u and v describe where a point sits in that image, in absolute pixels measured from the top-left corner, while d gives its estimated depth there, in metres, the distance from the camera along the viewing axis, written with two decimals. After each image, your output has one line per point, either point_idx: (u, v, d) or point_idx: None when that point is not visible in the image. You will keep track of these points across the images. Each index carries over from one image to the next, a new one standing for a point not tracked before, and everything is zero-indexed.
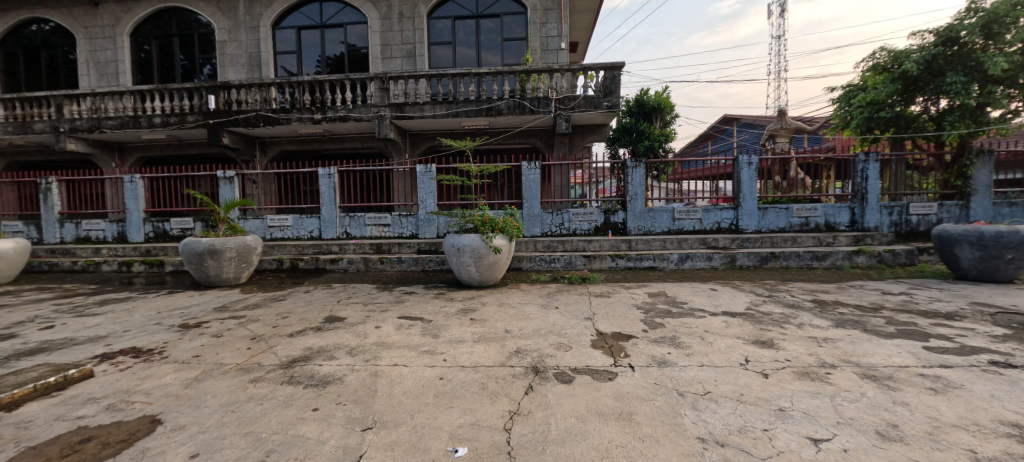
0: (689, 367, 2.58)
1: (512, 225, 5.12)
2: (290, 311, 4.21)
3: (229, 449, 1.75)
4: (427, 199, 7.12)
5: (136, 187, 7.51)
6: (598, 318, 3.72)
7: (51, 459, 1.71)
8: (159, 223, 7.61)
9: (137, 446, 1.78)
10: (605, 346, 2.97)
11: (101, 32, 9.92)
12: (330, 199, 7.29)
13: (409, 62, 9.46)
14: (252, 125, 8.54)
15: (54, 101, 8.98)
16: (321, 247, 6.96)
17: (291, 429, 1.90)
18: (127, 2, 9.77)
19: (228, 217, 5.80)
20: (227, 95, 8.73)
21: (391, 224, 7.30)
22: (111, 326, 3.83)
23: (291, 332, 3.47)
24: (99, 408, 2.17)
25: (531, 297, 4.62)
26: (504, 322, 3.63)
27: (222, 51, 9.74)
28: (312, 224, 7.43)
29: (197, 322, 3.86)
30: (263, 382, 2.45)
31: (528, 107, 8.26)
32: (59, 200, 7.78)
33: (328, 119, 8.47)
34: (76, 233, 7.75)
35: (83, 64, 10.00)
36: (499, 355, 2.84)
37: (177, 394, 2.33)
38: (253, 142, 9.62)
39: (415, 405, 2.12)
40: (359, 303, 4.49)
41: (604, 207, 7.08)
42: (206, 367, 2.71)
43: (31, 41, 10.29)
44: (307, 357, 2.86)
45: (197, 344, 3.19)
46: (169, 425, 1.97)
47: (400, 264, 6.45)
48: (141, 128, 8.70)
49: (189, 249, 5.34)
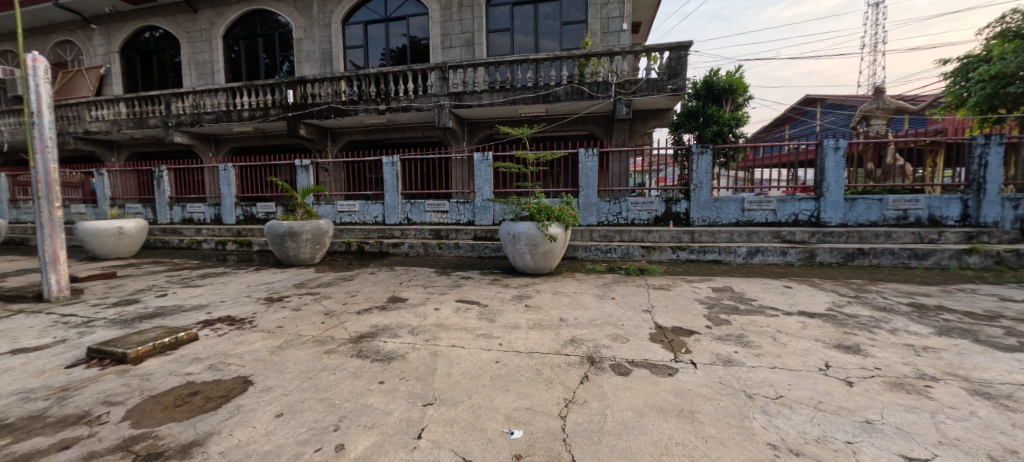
0: (759, 368, 2.41)
1: (569, 213, 5.08)
2: (357, 289, 4.53)
3: (307, 412, 1.93)
4: (483, 187, 7.23)
5: (229, 174, 8.37)
6: (657, 311, 3.59)
7: (167, 408, 1.98)
8: (248, 207, 8.46)
9: (233, 402, 2.02)
10: (666, 340, 2.87)
11: (199, 36, 11.08)
12: (393, 186, 7.63)
13: (468, 51, 9.57)
14: (325, 117, 9.13)
15: (165, 99, 10.22)
16: (385, 232, 7.37)
17: (361, 399, 2.05)
18: (221, 8, 10.83)
19: (304, 202, 6.28)
20: (303, 89, 9.40)
21: (449, 210, 7.52)
22: (210, 297, 4.36)
23: (359, 310, 3.72)
24: (203, 367, 2.48)
25: (587, 287, 4.56)
26: (560, 310, 3.62)
27: (299, 48, 10.51)
28: (377, 210, 7.86)
29: (279, 296, 4.28)
30: (336, 354, 2.66)
31: (587, 92, 8.03)
32: (169, 185, 8.90)
33: (392, 110, 8.82)
34: (182, 214, 8.84)
35: (186, 65, 11.26)
36: (554, 343, 2.84)
37: (264, 359, 2.60)
38: (326, 132, 10.33)
39: (473, 386, 2.19)
40: (420, 285, 4.72)
41: (666, 196, 6.75)
42: (288, 338, 2.99)
43: (145, 46, 11.72)
44: (373, 333, 3.06)
45: (280, 316, 3.54)
46: (258, 386, 2.21)
47: (457, 250, 6.67)
48: (233, 121, 9.64)
49: (272, 232, 5.88)
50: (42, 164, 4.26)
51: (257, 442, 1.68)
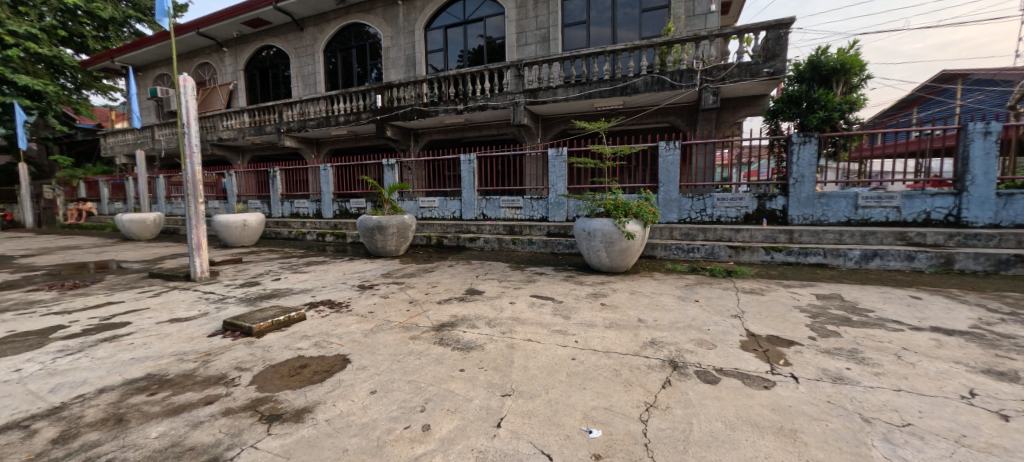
0: (879, 389, 2.10)
1: (648, 210, 4.86)
2: (438, 281, 4.78)
3: (396, 392, 2.08)
4: (557, 183, 7.18)
5: (328, 173, 9.31)
6: (748, 317, 3.29)
7: (284, 376, 2.28)
8: (343, 203, 9.34)
9: (335, 377, 2.26)
10: (759, 350, 2.62)
11: (305, 51, 12.44)
12: (470, 183, 7.90)
13: (543, 47, 9.54)
14: (409, 119, 9.72)
15: (278, 109, 11.66)
16: (462, 227, 7.67)
17: (443, 384, 2.16)
18: (322, 24, 12.04)
19: (390, 198, 6.78)
20: (390, 93, 10.11)
21: (523, 206, 7.60)
22: (314, 282, 4.91)
23: (440, 299, 3.94)
24: (310, 343, 2.81)
25: (666, 288, 4.32)
26: (637, 311, 3.48)
27: (387, 56, 11.31)
28: (455, 206, 8.20)
29: (370, 284, 4.68)
30: (420, 340, 2.84)
31: (668, 82, 7.57)
32: (281, 184, 10.15)
33: (469, 109, 9.11)
34: (291, 209, 10.05)
35: (294, 78, 12.71)
36: (632, 344, 2.74)
37: (359, 340, 2.86)
38: (409, 133, 10.99)
39: (549, 381, 2.20)
40: (495, 279, 4.85)
41: (758, 192, 6.14)
42: (379, 322, 3.26)
43: (263, 63, 13.45)
44: (453, 323, 3.21)
45: (371, 302, 3.87)
46: (355, 364, 2.44)
47: (531, 246, 6.73)
48: (331, 125, 10.69)
49: (363, 225, 6.43)
50: (189, 167, 5.11)
51: (356, 414, 1.85)
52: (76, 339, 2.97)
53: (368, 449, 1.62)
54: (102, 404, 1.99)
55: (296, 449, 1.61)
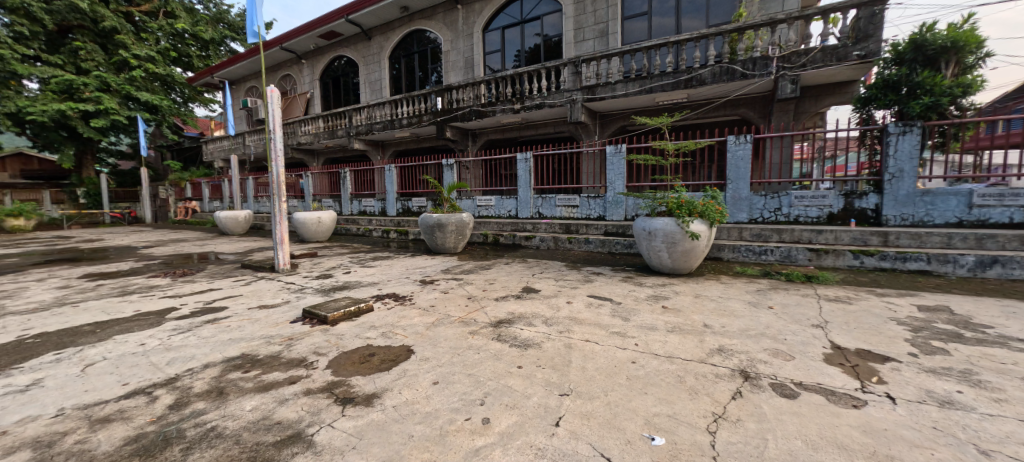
0: (1000, 418, 1.80)
1: (714, 209, 4.57)
2: (495, 278, 4.86)
3: (457, 384, 2.15)
4: (615, 181, 6.97)
5: (392, 173, 9.80)
6: (832, 327, 2.99)
7: (356, 363, 2.45)
8: (405, 202, 9.80)
9: (400, 366, 2.38)
10: (846, 364, 2.36)
11: (372, 59, 13.21)
12: (526, 182, 7.92)
13: (602, 42, 9.32)
14: (467, 119, 9.95)
15: (349, 114, 12.49)
16: (518, 226, 7.72)
17: (502, 379, 2.20)
18: (387, 32, 12.70)
19: (449, 197, 7.00)
20: (450, 95, 10.43)
21: (580, 205, 7.49)
22: (380, 276, 5.21)
23: (497, 296, 4.00)
24: (378, 333, 2.99)
25: (735, 292, 4.04)
26: (703, 315, 3.29)
27: (447, 59, 11.68)
28: (511, 204, 8.26)
29: (431, 279, 4.87)
30: (478, 335, 2.91)
31: (739, 71, 7.05)
32: (350, 183, 10.87)
33: (526, 108, 9.13)
34: (359, 207, 10.73)
35: (363, 84, 13.54)
36: (697, 350, 2.60)
37: (422, 332, 2.99)
38: (467, 133, 11.25)
39: (609, 383, 2.15)
40: (552, 278, 4.83)
41: (845, 189, 5.52)
42: (439, 316, 3.39)
43: (335, 72, 14.48)
44: (510, 320, 3.25)
45: (433, 296, 4.03)
46: (418, 355, 2.55)
47: (587, 245, 6.62)
48: (395, 128, 11.25)
49: (424, 223, 6.70)
50: (275, 169, 5.65)
51: (420, 403, 1.94)
52: (185, 320, 3.41)
53: (432, 437, 1.68)
54: (207, 378, 2.26)
55: (367, 431, 1.72)
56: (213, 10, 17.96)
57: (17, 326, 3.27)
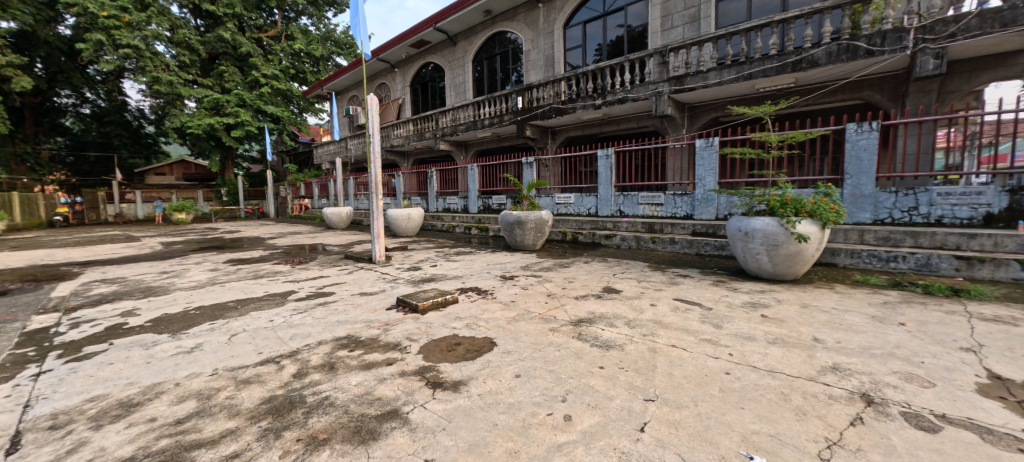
0: None
1: (828, 208, 4.01)
2: (574, 276, 4.82)
3: (538, 379, 2.18)
4: (706, 177, 6.46)
5: (474, 172, 10.18)
6: (988, 353, 2.46)
7: (443, 350, 2.61)
8: (486, 200, 10.14)
9: (484, 357, 2.48)
10: (1009, 399, 1.94)
11: (457, 63, 13.83)
12: (607, 179, 7.67)
13: (692, 28, 8.68)
14: (547, 117, 9.94)
15: (436, 117, 13.23)
16: (598, 224, 7.53)
17: (583, 378, 2.18)
18: (471, 36, 13.20)
19: (529, 195, 7.08)
20: (530, 95, 10.52)
21: (665, 203, 7.09)
22: (463, 270, 5.47)
23: (577, 295, 3.97)
24: (463, 324, 3.14)
25: (853, 303, 3.52)
26: (812, 328, 2.93)
27: (528, 58, 11.80)
28: (590, 202, 8.07)
29: (511, 275, 4.99)
30: (559, 333, 2.92)
31: (862, 48, 6.10)
32: (436, 182, 11.52)
33: (608, 103, 8.86)
34: (444, 205, 11.34)
35: (448, 88, 14.25)
36: (805, 366, 2.32)
37: (504, 326, 3.08)
38: (547, 131, 11.25)
39: (699, 393, 2.01)
40: (634, 279, 4.65)
41: (1010, 184, 4.50)
42: (520, 311, 3.46)
43: (424, 78, 15.43)
44: (591, 320, 3.20)
45: (513, 292, 4.13)
46: (500, 348, 2.63)
47: (673, 246, 6.25)
48: (477, 129, 11.65)
49: (504, 220, 6.86)
50: (373, 170, 6.19)
51: (503, 394, 2.01)
52: (302, 302, 3.91)
53: (515, 427, 1.73)
54: (321, 353, 2.58)
55: (455, 415, 1.83)
56: (322, 30, 20.30)
57: (182, 300, 4.03)
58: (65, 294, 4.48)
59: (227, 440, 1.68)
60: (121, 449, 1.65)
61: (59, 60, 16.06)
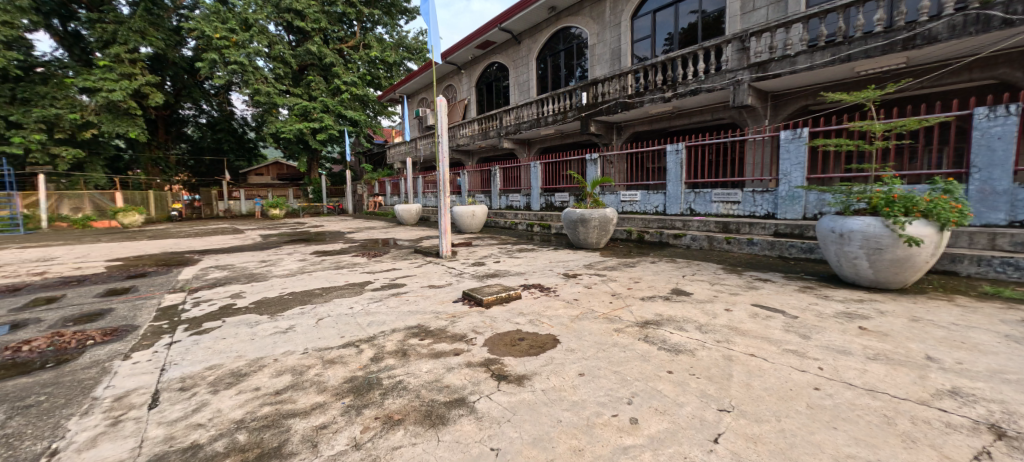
0: None
1: (946, 206, 3.47)
2: (640, 277, 4.65)
3: (603, 379, 2.14)
4: (792, 173, 5.88)
5: (537, 170, 10.20)
6: None
7: (507, 345, 2.66)
8: (549, 197, 10.12)
9: (547, 354, 2.49)
10: None
11: (521, 61, 13.91)
12: (677, 176, 7.27)
13: (777, 9, 7.93)
14: (613, 112, 9.65)
15: (500, 115, 13.44)
16: (666, 223, 7.19)
17: (651, 382, 2.10)
18: (535, 34, 13.19)
19: (593, 192, 6.95)
20: (595, 90, 10.27)
21: (742, 201, 6.57)
22: (526, 266, 5.51)
23: (643, 296, 3.83)
24: (526, 320, 3.18)
25: (979, 319, 3.01)
26: (924, 344, 2.55)
27: (593, 53, 11.55)
28: (658, 200, 7.71)
29: (574, 273, 4.93)
30: (624, 334, 2.84)
31: (996, 18, 5.17)
32: (500, 180, 11.72)
33: (679, 95, 8.40)
34: (507, 202, 11.50)
35: (512, 87, 14.39)
36: (915, 387, 2.03)
37: (567, 324, 3.06)
38: (612, 127, 10.92)
39: (782, 407, 1.85)
40: (706, 281, 4.38)
41: None
42: (584, 310, 3.41)
43: (488, 78, 15.73)
44: (659, 322, 3.07)
45: (576, 290, 4.09)
46: (564, 346, 2.62)
47: (751, 247, 5.80)
48: (541, 126, 11.63)
49: (567, 218, 6.79)
50: (442, 169, 6.44)
51: (567, 391, 2.00)
52: (377, 292, 4.20)
53: (579, 425, 1.72)
54: (394, 340, 2.75)
55: (519, 408, 1.86)
56: (395, 38, 21.53)
57: (278, 286, 4.53)
58: (188, 277, 5.23)
59: (317, 412, 1.86)
60: (233, 412, 1.90)
61: (183, 78, 18.73)
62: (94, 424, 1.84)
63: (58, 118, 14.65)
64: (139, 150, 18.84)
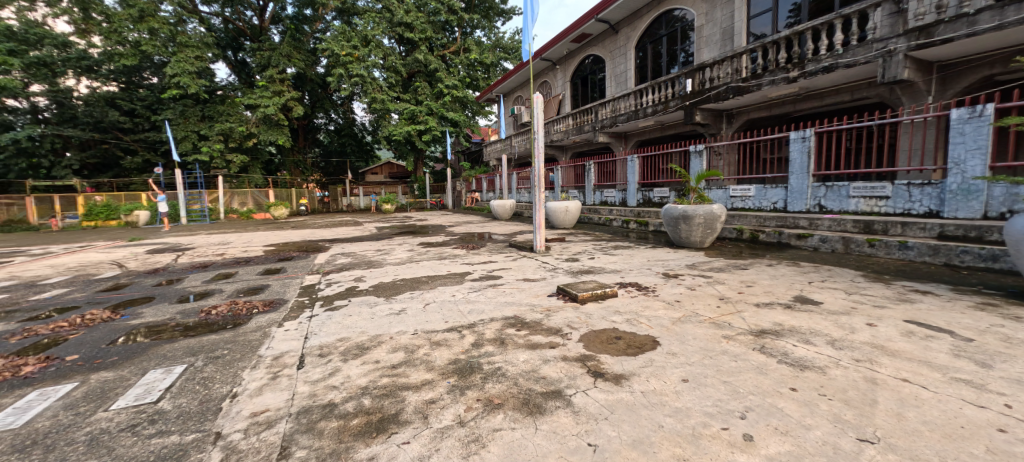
0: None
1: None
2: (754, 280, 4.17)
3: (710, 388, 1.98)
4: (968, 161, 4.74)
5: (634, 164, 9.74)
6: None
7: (604, 342, 2.60)
8: (647, 192, 9.60)
9: (647, 355, 2.38)
10: None
11: (618, 52, 13.37)
12: (802, 167, 6.33)
13: None
14: (723, 99, 8.77)
15: (596, 109, 13.11)
16: (786, 221, 6.34)
17: (769, 398, 1.88)
18: (635, 21, 12.56)
19: (697, 187, 6.42)
20: (702, 75, 9.44)
21: (892, 196, 5.49)
22: (622, 264, 5.32)
23: (758, 302, 3.43)
24: (623, 319, 3.08)
25: None
26: None
27: (701, 35, 10.64)
28: (777, 195, 6.81)
29: (675, 273, 4.62)
30: (735, 342, 2.58)
31: None
32: (594, 175, 11.46)
33: (808, 74, 7.31)
34: (600, 198, 11.20)
35: (609, 79, 13.92)
36: None
37: (668, 327, 2.88)
38: (721, 115, 9.94)
39: (950, 448, 1.51)
40: (839, 289, 3.77)
41: None
42: (687, 313, 3.18)
43: (583, 71, 15.43)
44: (778, 332, 2.73)
45: (678, 291, 3.83)
46: (664, 349, 2.48)
47: (903, 251, 4.83)
48: (639, 118, 11.06)
49: (668, 215, 6.38)
50: (537, 165, 6.51)
51: (670, 397, 1.89)
52: (475, 282, 4.42)
53: (683, 433, 1.62)
54: (493, 329, 2.88)
55: (617, 408, 1.81)
56: (493, 40, 22.32)
57: (391, 273, 5.04)
58: (322, 262, 6.11)
59: (427, 387, 2.04)
60: (359, 379, 2.17)
61: (318, 92, 21.80)
62: (260, 376, 2.27)
63: (231, 131, 18.16)
64: (285, 155, 22.46)
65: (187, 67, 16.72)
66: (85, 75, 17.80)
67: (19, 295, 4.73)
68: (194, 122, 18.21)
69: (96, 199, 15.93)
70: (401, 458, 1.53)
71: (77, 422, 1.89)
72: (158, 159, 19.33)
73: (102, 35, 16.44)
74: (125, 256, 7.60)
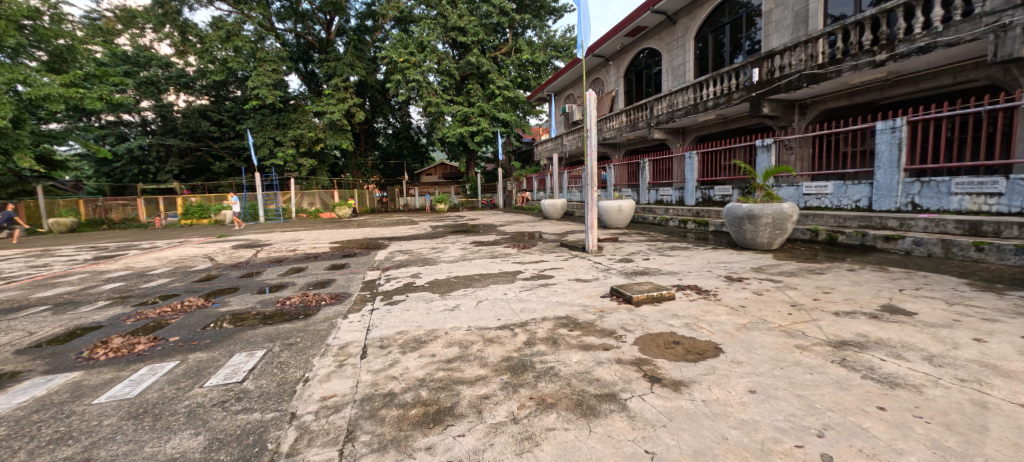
0: None
1: None
2: (831, 286, 3.80)
3: (782, 401, 1.83)
4: None
5: (693, 161, 9.26)
6: None
7: (660, 346, 2.50)
8: (706, 190, 9.08)
9: (708, 363, 2.25)
10: None
11: (676, 44, 12.76)
12: (891, 161, 5.65)
13: None
14: (795, 88, 8.06)
15: (651, 105, 12.63)
16: (871, 221, 5.71)
17: (851, 416, 1.70)
18: (694, 10, 11.93)
19: (764, 184, 5.96)
20: (771, 63, 8.75)
21: (1007, 193, 4.76)
22: (680, 266, 5.08)
23: (837, 310, 3.12)
24: (681, 323, 2.93)
25: None
26: None
27: (769, 20, 9.90)
28: (860, 192, 6.15)
29: (739, 276, 4.33)
30: (810, 352, 2.37)
31: None
32: (649, 173, 11.04)
33: (898, 57, 6.53)
34: (656, 197, 10.73)
35: (665, 73, 13.34)
36: None
37: (731, 333, 2.71)
38: (793, 106, 9.15)
39: None
40: (936, 298, 3.33)
41: None
42: (753, 319, 2.97)
43: (638, 66, 14.93)
44: (861, 344, 2.46)
45: (742, 295, 3.59)
46: (728, 356, 2.33)
47: (1021, 257, 4.18)
48: (698, 112, 10.50)
49: (731, 214, 5.99)
50: (590, 164, 6.39)
51: (735, 408, 1.77)
52: (527, 281, 4.44)
53: (750, 448, 1.51)
54: (545, 328, 2.87)
55: (676, 415, 1.73)
56: (544, 39, 22.30)
57: (445, 270, 5.20)
58: (381, 258, 6.44)
59: (480, 383, 2.08)
60: (417, 371, 2.26)
61: (378, 98, 23.03)
62: (328, 363, 2.43)
63: (301, 136, 19.73)
64: (349, 158, 24.01)
65: (265, 80, 18.37)
66: (182, 90, 20.12)
67: (132, 283, 5.47)
68: (271, 130, 19.98)
69: (192, 200, 17.99)
70: (456, 450, 1.56)
71: (178, 396, 2.14)
72: (241, 163, 21.38)
73: (197, 55, 18.48)
74: (214, 251, 8.49)
